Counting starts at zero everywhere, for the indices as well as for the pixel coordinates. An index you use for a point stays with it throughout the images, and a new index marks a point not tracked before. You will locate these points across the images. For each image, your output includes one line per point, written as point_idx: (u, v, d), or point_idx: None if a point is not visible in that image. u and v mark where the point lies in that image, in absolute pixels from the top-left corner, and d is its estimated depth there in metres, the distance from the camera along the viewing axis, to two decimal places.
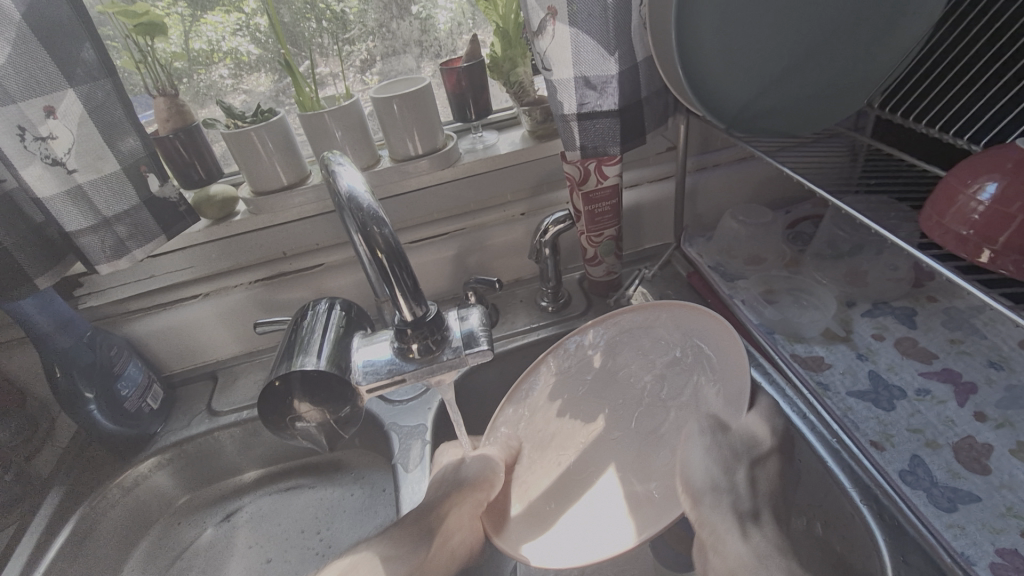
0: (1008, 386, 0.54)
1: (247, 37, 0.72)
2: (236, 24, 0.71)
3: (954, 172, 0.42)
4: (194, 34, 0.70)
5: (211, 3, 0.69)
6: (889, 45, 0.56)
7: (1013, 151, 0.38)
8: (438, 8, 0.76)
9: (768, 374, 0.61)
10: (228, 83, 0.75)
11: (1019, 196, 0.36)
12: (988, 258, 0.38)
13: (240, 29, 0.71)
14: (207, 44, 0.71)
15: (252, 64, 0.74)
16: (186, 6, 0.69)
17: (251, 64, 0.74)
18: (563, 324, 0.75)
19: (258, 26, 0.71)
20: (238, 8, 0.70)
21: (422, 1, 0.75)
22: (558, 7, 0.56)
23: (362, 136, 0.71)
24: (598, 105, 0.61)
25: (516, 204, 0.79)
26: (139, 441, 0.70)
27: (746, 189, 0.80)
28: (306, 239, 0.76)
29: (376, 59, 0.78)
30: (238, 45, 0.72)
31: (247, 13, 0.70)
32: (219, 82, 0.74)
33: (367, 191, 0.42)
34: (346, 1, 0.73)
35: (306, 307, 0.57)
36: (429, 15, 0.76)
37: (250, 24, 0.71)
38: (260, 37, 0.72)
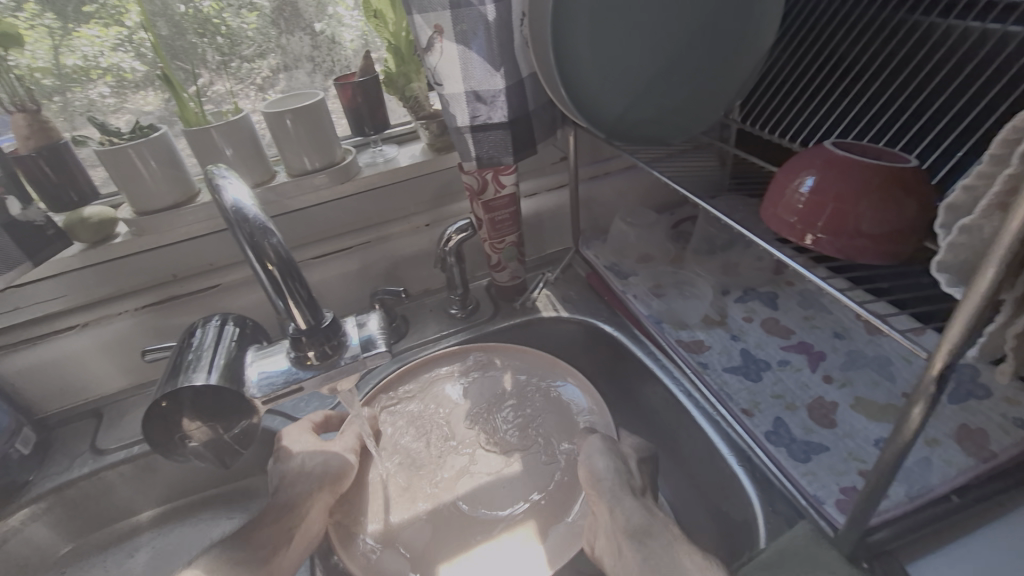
0: (848, 351, 0.63)
1: (130, 53, 0.68)
2: (117, 39, 0.67)
3: (783, 170, 0.49)
4: (66, 49, 0.66)
5: (86, 15, 0.65)
6: (733, 65, 0.64)
7: (824, 151, 0.46)
8: (343, 27, 0.77)
9: (658, 359, 0.67)
10: (110, 102, 0.70)
11: (829, 187, 0.44)
12: (811, 241, 0.45)
13: (122, 43, 0.67)
14: (83, 61, 0.67)
15: (137, 82, 0.70)
16: (55, 18, 0.64)
17: (136, 82, 0.70)
18: (472, 330, 0.77)
19: (143, 42, 0.68)
20: (119, 22, 0.66)
21: (327, 19, 0.76)
22: (444, 26, 0.59)
23: (255, 151, 0.69)
24: (489, 118, 0.65)
25: (420, 216, 0.80)
26: (8, 491, 0.63)
27: (635, 194, 0.88)
28: (200, 259, 0.73)
29: (278, 75, 0.77)
30: (119, 61, 0.68)
31: (129, 27, 0.67)
32: (98, 101, 0.70)
33: (254, 203, 0.42)
34: (242, 17, 0.72)
35: (195, 327, 0.55)
36: (333, 33, 0.77)
37: (133, 38, 0.67)
38: (144, 53, 0.68)
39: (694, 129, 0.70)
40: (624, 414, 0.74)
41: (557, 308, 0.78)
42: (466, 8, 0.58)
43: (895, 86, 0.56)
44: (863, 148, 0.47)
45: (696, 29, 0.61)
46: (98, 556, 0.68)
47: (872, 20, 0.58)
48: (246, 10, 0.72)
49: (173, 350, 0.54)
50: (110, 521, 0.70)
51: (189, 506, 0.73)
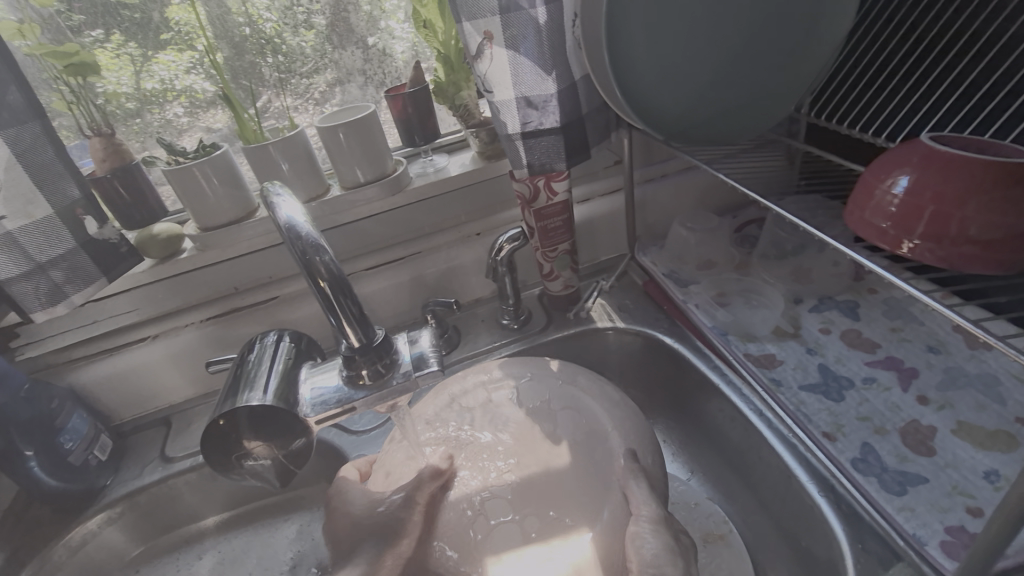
0: (945, 367, 0.56)
1: (201, 75, 0.71)
2: (189, 63, 0.70)
3: (870, 170, 0.44)
4: (146, 73, 0.69)
5: (163, 43, 0.68)
6: (804, 57, 0.60)
7: (919, 147, 0.41)
8: (395, 39, 0.77)
9: (724, 374, 0.62)
10: (184, 121, 0.73)
11: (929, 188, 0.39)
12: (907, 248, 0.40)
13: (194, 66, 0.70)
14: (161, 83, 0.70)
15: (208, 101, 0.73)
16: (137, 46, 0.68)
17: (206, 101, 0.73)
18: (526, 340, 0.75)
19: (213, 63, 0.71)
20: (191, 46, 0.69)
21: (379, 33, 0.76)
22: (494, 32, 0.57)
23: (310, 165, 0.70)
24: (541, 124, 0.63)
25: (471, 225, 0.79)
26: (87, 496, 0.66)
27: (694, 197, 0.83)
28: (260, 272, 0.75)
29: (335, 89, 0.78)
30: (192, 82, 0.71)
31: (201, 50, 0.70)
32: (174, 121, 0.73)
33: (307, 220, 0.42)
34: (302, 35, 0.73)
35: (254, 341, 0.55)
36: (386, 46, 0.77)
37: (204, 61, 0.70)
38: (214, 74, 0.71)
39: (762, 126, 0.65)
40: (685, 429, 0.70)
41: (612, 318, 0.75)
42: (516, 12, 0.57)
43: (999, 72, 0.50)
44: (965, 141, 0.42)
45: (764, 20, 0.57)
46: (166, 563, 0.70)
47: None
48: (305, 28, 0.73)
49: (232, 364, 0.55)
50: (177, 527, 0.72)
51: (250, 514, 0.74)
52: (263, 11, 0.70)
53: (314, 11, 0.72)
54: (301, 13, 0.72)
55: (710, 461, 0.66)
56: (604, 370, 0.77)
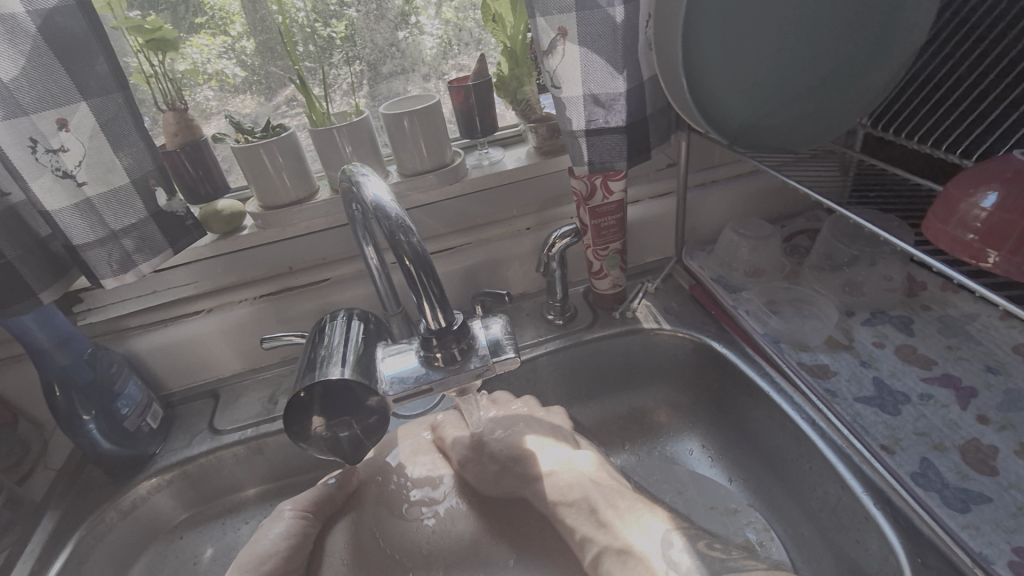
0: (1006, 389, 0.56)
1: (232, 60, 0.72)
2: (221, 47, 0.71)
3: (953, 184, 0.44)
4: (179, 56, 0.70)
5: (196, 26, 0.69)
6: (878, 68, 0.59)
7: (1010, 163, 0.41)
8: (423, 34, 0.78)
9: (775, 381, 0.62)
10: (213, 104, 0.74)
11: (1018, 204, 0.39)
12: (994, 262, 0.40)
13: (226, 51, 0.71)
14: (191, 66, 0.70)
15: (236, 86, 0.74)
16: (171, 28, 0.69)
17: (236, 86, 0.74)
18: (570, 337, 0.75)
19: (244, 50, 0.72)
20: (224, 31, 0.70)
21: (407, 27, 0.77)
22: (568, 28, 0.58)
23: (372, 150, 0.71)
24: (605, 122, 0.63)
25: (523, 219, 0.80)
26: (138, 461, 0.68)
27: (745, 204, 0.83)
28: (314, 253, 0.76)
29: (363, 82, 0.78)
30: (223, 67, 0.72)
31: (233, 36, 0.71)
32: (204, 103, 0.74)
33: (392, 200, 0.43)
34: (331, 26, 0.74)
35: (324, 321, 0.56)
36: (414, 40, 0.78)
37: (235, 47, 0.71)
38: (245, 60, 0.72)
39: (828, 135, 0.65)
40: (728, 436, 0.70)
41: (658, 320, 0.75)
42: (591, 10, 0.58)
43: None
44: None
45: (841, 29, 0.57)
46: (210, 531, 0.72)
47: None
48: (336, 20, 0.74)
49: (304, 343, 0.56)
50: (221, 498, 0.74)
51: (291, 489, 0.76)
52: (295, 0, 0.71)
53: (345, 4, 0.73)
54: (332, 5, 0.72)
55: (752, 468, 0.66)
56: (649, 372, 0.77)
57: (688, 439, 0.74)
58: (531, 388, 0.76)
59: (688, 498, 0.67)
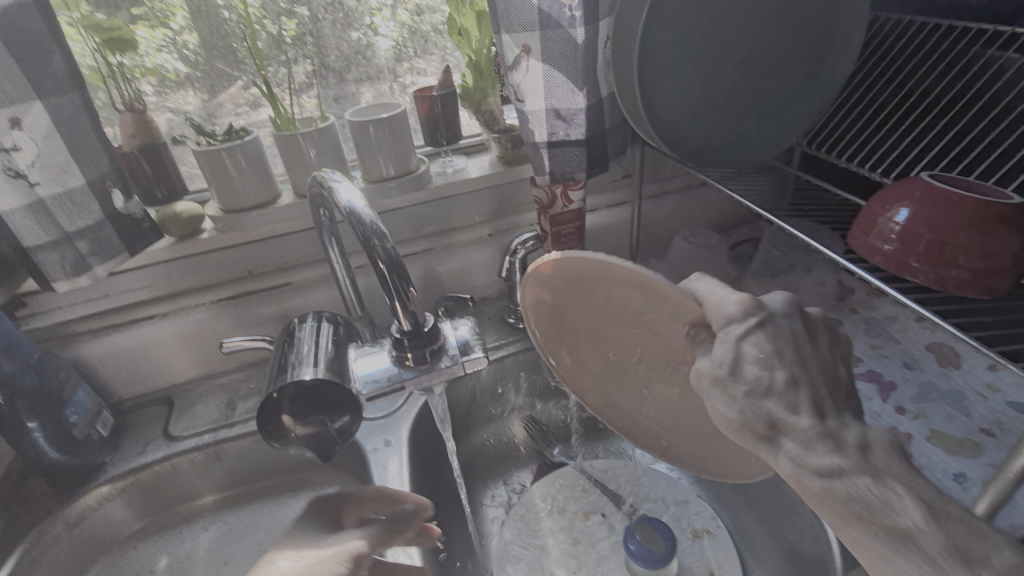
0: (920, 382, 0.63)
1: (174, 54, 0.69)
2: (161, 41, 0.68)
3: (874, 200, 0.50)
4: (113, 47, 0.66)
5: (133, 17, 0.66)
6: (813, 91, 0.65)
7: (918, 182, 0.47)
8: (378, 36, 0.78)
9: None
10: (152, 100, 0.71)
11: (927, 219, 0.44)
12: (907, 270, 0.46)
13: (166, 45, 0.69)
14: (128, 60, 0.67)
15: (179, 82, 0.71)
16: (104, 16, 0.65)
17: (177, 82, 0.71)
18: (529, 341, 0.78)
19: (186, 44, 0.69)
20: (164, 24, 0.68)
21: (362, 28, 0.77)
22: (531, 46, 0.61)
23: (337, 157, 0.72)
24: (566, 135, 0.67)
25: (483, 226, 0.82)
26: (88, 470, 0.66)
27: (695, 214, 0.88)
28: (276, 257, 0.76)
29: (314, 82, 0.77)
30: (163, 61, 0.69)
31: (174, 30, 0.68)
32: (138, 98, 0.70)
33: (366, 206, 0.45)
34: (282, 23, 0.72)
35: (292, 325, 0.57)
36: (369, 42, 0.78)
37: (177, 41, 0.69)
38: (188, 56, 0.70)
39: (769, 152, 0.70)
40: None
41: None
42: (554, 29, 0.61)
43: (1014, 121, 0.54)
44: (961, 181, 0.47)
45: (781, 55, 0.62)
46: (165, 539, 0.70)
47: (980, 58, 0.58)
48: (287, 17, 0.72)
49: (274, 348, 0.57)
50: (177, 504, 0.72)
51: (254, 495, 0.75)
52: None
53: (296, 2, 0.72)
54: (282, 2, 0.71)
55: None
56: None
57: None
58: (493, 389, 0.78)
59: (642, 489, 0.70)
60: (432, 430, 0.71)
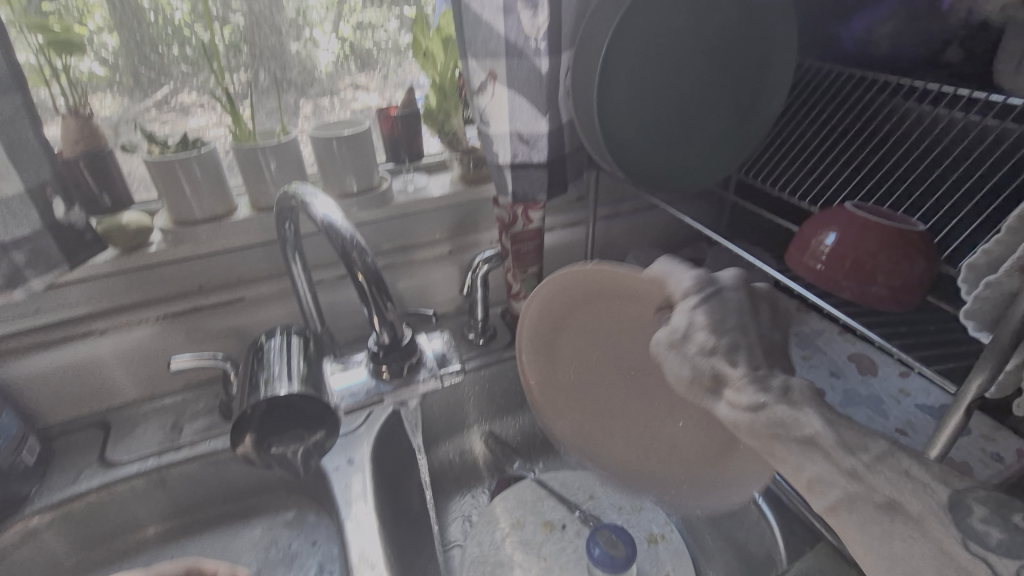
0: (845, 388, 0.70)
1: (91, 56, 0.65)
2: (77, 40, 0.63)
3: (807, 224, 0.56)
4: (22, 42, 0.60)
5: (43, 12, 0.61)
6: (751, 122, 0.72)
7: (842, 210, 0.53)
8: (319, 50, 0.76)
9: None
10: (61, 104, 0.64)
11: (851, 242, 0.50)
12: (834, 286, 0.52)
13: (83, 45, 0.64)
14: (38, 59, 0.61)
15: (96, 86, 0.66)
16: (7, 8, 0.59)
17: (96, 85, 0.66)
18: (490, 356, 0.80)
19: (104, 45, 0.65)
20: (79, 21, 0.63)
21: (302, 41, 0.75)
22: (497, 72, 0.65)
23: (297, 172, 0.71)
24: (529, 158, 0.70)
25: (443, 243, 0.83)
26: (13, 502, 0.60)
27: (644, 235, 0.94)
28: (229, 272, 0.73)
29: (247, 94, 0.73)
30: (78, 62, 0.64)
31: (91, 29, 0.64)
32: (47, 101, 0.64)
33: (342, 219, 0.45)
34: (214, 32, 0.69)
35: (260, 340, 0.56)
36: (310, 56, 0.76)
37: (95, 40, 0.65)
38: (106, 57, 0.66)
39: (712, 177, 0.76)
40: None
41: None
42: (519, 58, 0.64)
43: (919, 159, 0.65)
44: (876, 210, 0.54)
45: (724, 89, 0.69)
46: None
47: (898, 105, 0.65)
48: (220, 24, 0.69)
49: (241, 362, 0.56)
50: (115, 536, 0.66)
51: (200, 525, 0.70)
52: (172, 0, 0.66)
53: (231, 9, 0.69)
54: (216, 8, 0.68)
55: None
56: None
57: None
58: (454, 404, 0.79)
59: (598, 500, 0.72)
60: (394, 446, 0.70)
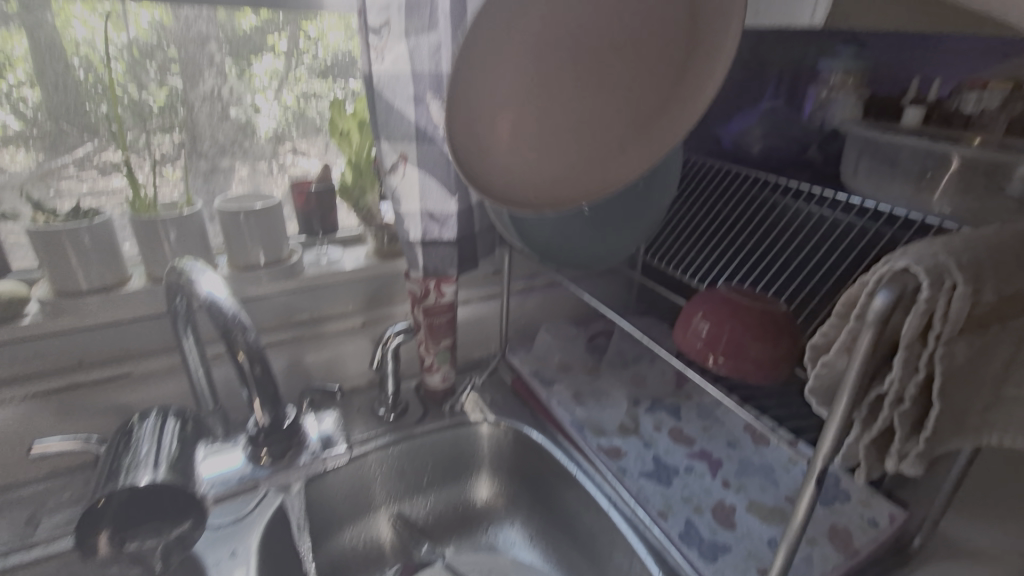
0: (740, 459, 0.73)
1: (6, 108, 0.62)
2: None
3: (689, 304, 0.60)
4: None
5: None
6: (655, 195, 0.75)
7: (718, 292, 0.59)
8: (260, 116, 0.76)
9: (581, 465, 0.72)
10: None
11: (725, 322, 0.55)
12: (712, 362, 0.55)
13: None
14: None
15: (7, 139, 0.63)
16: None
17: (6, 138, 0.63)
18: (400, 432, 0.77)
19: (24, 99, 0.62)
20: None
21: (243, 106, 0.74)
22: (408, 154, 0.68)
23: (199, 244, 0.70)
24: (439, 235, 0.72)
25: (356, 315, 0.82)
26: None
27: (558, 309, 0.98)
28: (113, 346, 0.68)
29: (179, 155, 0.72)
30: None
31: (11, 82, 0.61)
32: None
33: (227, 296, 0.45)
34: (149, 91, 0.68)
35: (132, 424, 0.61)
36: (249, 120, 0.75)
37: (14, 94, 0.62)
38: (24, 111, 0.63)
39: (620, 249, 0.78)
40: (544, 519, 0.77)
41: (485, 412, 0.82)
42: (429, 143, 0.68)
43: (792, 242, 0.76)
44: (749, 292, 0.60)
45: None
46: None
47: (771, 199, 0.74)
48: (156, 86, 0.68)
49: (106, 447, 0.60)
50: None
51: None
52: (106, 60, 0.64)
53: (170, 73, 0.68)
54: (153, 71, 0.67)
55: (564, 547, 0.73)
56: (473, 462, 0.82)
57: (509, 524, 0.79)
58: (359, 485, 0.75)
59: None
60: (286, 535, 0.65)
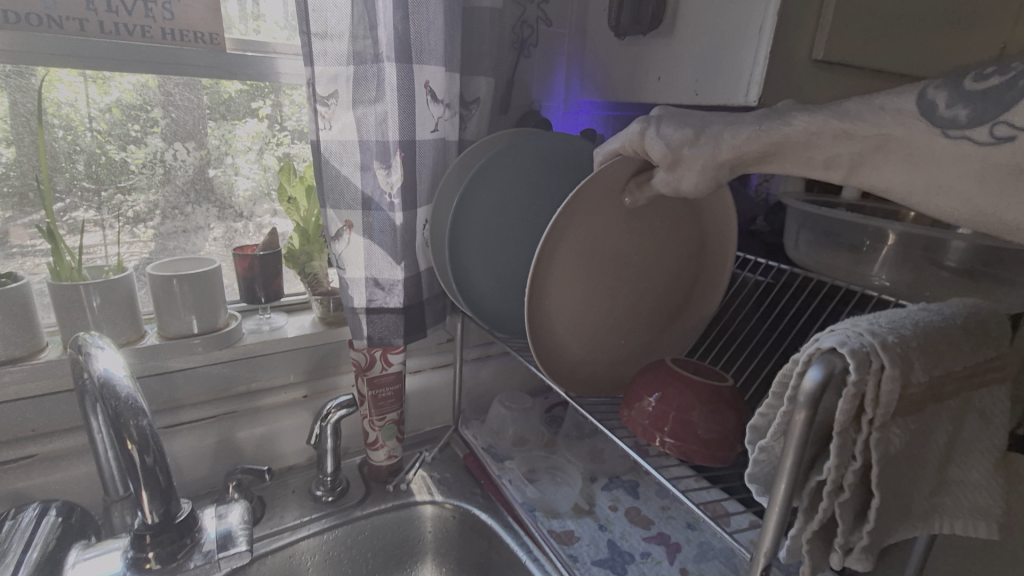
0: (699, 543, 0.69)
1: None
2: None
3: (637, 379, 0.58)
4: None
5: None
6: None
7: (665, 367, 0.57)
8: (238, 177, 0.78)
9: (530, 552, 0.67)
10: None
11: (673, 399, 0.53)
12: (659, 441, 0.53)
13: None
14: None
15: None
16: None
17: None
18: (338, 516, 0.71)
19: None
20: None
21: (222, 168, 0.77)
22: (354, 222, 0.66)
23: (127, 311, 0.66)
24: (385, 303, 0.70)
25: (298, 387, 0.78)
26: None
27: (515, 378, 0.94)
28: (15, 424, 0.62)
29: (153, 215, 0.74)
30: None
31: None
32: None
33: (126, 376, 0.45)
34: (128, 151, 0.70)
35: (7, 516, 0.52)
36: (227, 181, 0.77)
37: None
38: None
39: None
40: None
41: (432, 491, 0.77)
42: (376, 210, 0.67)
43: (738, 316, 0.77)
44: (697, 368, 0.58)
45: None
46: None
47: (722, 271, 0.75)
48: (135, 146, 0.70)
49: None
50: None
51: None
52: (85, 120, 0.67)
53: (151, 132, 0.71)
54: (134, 131, 0.70)
55: None
56: (416, 549, 0.76)
57: None
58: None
59: None
60: None
